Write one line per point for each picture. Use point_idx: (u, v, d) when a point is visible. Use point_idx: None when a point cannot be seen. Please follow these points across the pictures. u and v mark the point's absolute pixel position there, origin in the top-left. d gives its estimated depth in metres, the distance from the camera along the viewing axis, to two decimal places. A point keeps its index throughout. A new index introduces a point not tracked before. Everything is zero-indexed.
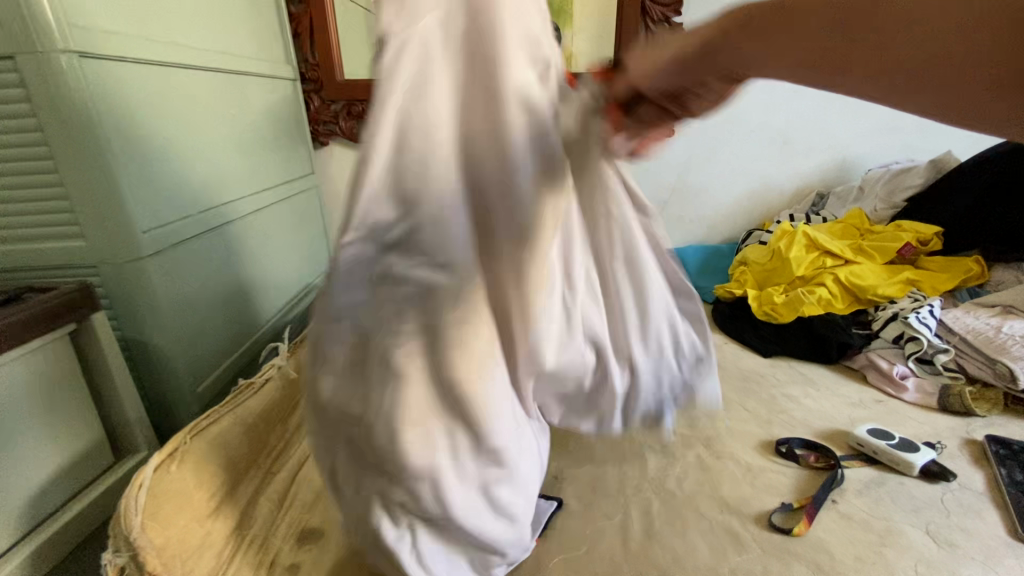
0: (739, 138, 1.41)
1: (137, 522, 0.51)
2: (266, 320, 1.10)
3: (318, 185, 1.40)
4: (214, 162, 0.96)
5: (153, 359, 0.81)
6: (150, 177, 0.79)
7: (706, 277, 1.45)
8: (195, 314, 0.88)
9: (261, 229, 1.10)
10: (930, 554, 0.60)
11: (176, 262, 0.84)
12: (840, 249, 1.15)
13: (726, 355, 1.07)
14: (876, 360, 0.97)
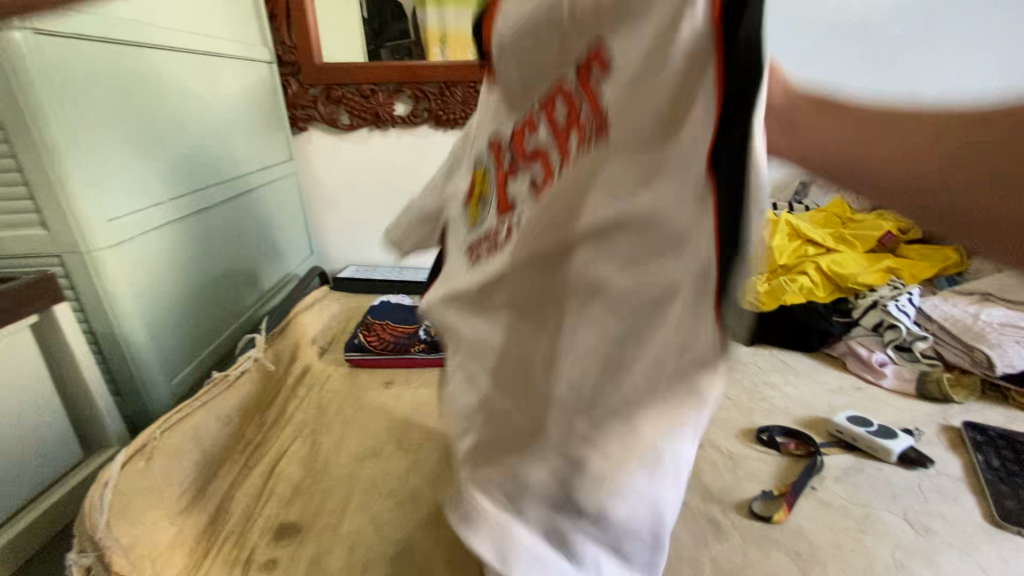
0: None
1: (102, 522, 0.50)
2: (242, 312, 1.07)
3: (296, 171, 1.36)
4: (183, 147, 0.92)
5: (121, 352, 0.77)
6: (112, 162, 0.76)
7: None
8: (166, 305, 0.85)
9: (235, 218, 1.07)
10: (907, 539, 0.61)
11: (144, 251, 0.81)
12: (823, 237, 1.15)
13: None
14: (856, 348, 0.98)
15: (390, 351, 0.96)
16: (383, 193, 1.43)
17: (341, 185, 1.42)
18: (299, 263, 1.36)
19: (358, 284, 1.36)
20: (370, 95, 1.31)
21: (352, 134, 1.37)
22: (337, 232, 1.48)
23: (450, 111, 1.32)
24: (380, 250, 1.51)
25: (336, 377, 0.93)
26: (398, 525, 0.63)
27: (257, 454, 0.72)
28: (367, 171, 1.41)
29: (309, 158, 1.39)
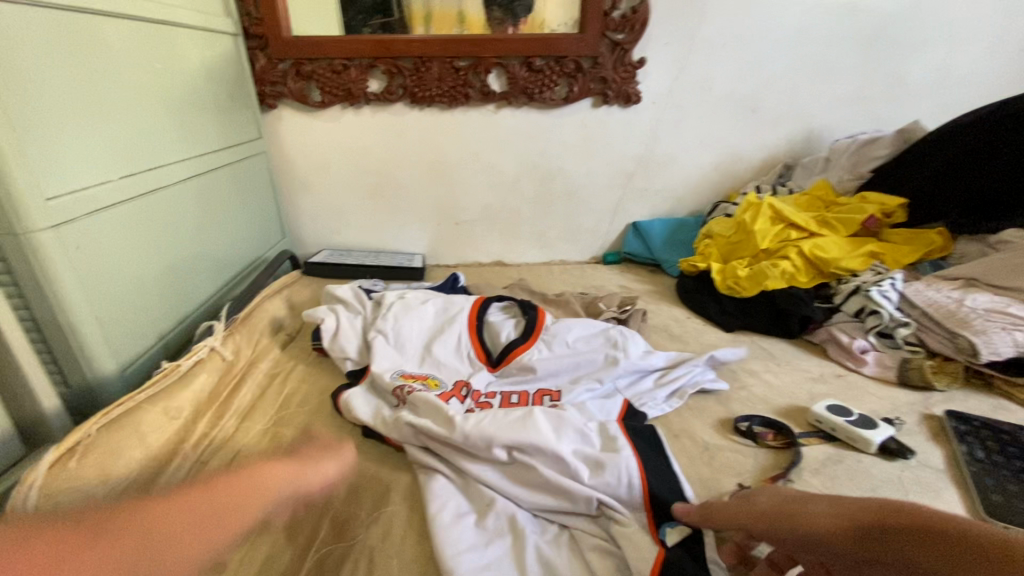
0: (709, 108, 1.36)
1: (27, 519, 0.48)
2: (204, 299, 1.03)
3: (266, 151, 1.30)
4: (135, 123, 0.86)
5: (66, 341, 0.73)
6: (50, 136, 0.70)
7: (671, 250, 1.43)
8: (118, 292, 0.80)
9: (198, 198, 1.02)
10: None
11: (92, 234, 0.75)
12: (806, 221, 1.12)
13: (688, 331, 1.05)
14: (837, 334, 0.96)
15: None
16: (357, 175, 1.38)
17: (313, 167, 1.37)
18: (269, 247, 1.31)
19: (331, 270, 1.32)
20: (341, 71, 1.24)
21: (323, 113, 1.31)
22: (309, 216, 1.43)
23: (426, 88, 1.26)
24: (355, 235, 1.46)
25: (303, 367, 0.89)
26: (360, 527, 0.60)
27: (214, 448, 0.68)
28: (340, 152, 1.35)
29: (279, 137, 1.32)
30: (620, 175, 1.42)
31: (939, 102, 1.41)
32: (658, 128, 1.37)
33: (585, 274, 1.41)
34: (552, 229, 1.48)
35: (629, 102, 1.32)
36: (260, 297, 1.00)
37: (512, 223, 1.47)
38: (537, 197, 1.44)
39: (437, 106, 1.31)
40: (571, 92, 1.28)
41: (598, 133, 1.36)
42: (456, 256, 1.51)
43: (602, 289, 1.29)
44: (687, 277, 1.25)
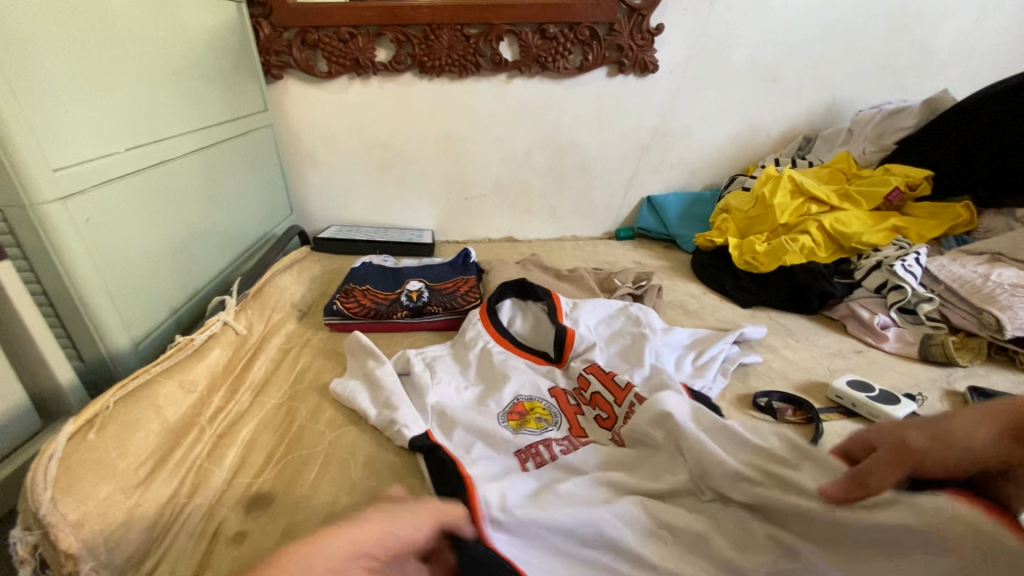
0: (728, 78, 1.32)
1: (46, 498, 0.46)
2: (214, 274, 1.02)
3: (273, 123, 1.27)
4: (141, 93, 0.84)
5: (79, 314, 0.72)
6: (56, 105, 0.68)
7: (686, 225, 1.40)
8: (128, 266, 0.79)
9: (206, 171, 1.00)
10: None
11: (99, 206, 0.74)
12: (827, 195, 1.10)
13: (704, 306, 1.03)
14: (857, 310, 0.94)
15: (370, 318, 0.93)
16: (366, 148, 1.35)
17: (320, 140, 1.34)
18: (277, 224, 1.30)
19: (341, 245, 1.31)
20: (349, 39, 1.20)
21: (330, 83, 1.27)
22: (318, 191, 1.41)
23: (435, 57, 1.22)
24: (364, 209, 1.44)
25: (316, 342, 0.89)
26: None
27: (230, 422, 0.68)
28: (348, 124, 1.32)
29: (285, 110, 1.29)
30: (634, 148, 1.39)
31: (965, 71, 1.35)
32: (675, 99, 1.33)
33: (597, 250, 1.38)
34: (564, 203, 1.46)
35: (645, 71, 1.27)
36: (269, 273, 1.00)
37: (523, 197, 1.44)
38: (549, 170, 1.41)
39: (446, 76, 1.27)
40: (585, 60, 1.24)
41: (613, 104, 1.32)
42: (466, 231, 1.49)
43: (616, 264, 1.27)
44: (702, 252, 1.23)
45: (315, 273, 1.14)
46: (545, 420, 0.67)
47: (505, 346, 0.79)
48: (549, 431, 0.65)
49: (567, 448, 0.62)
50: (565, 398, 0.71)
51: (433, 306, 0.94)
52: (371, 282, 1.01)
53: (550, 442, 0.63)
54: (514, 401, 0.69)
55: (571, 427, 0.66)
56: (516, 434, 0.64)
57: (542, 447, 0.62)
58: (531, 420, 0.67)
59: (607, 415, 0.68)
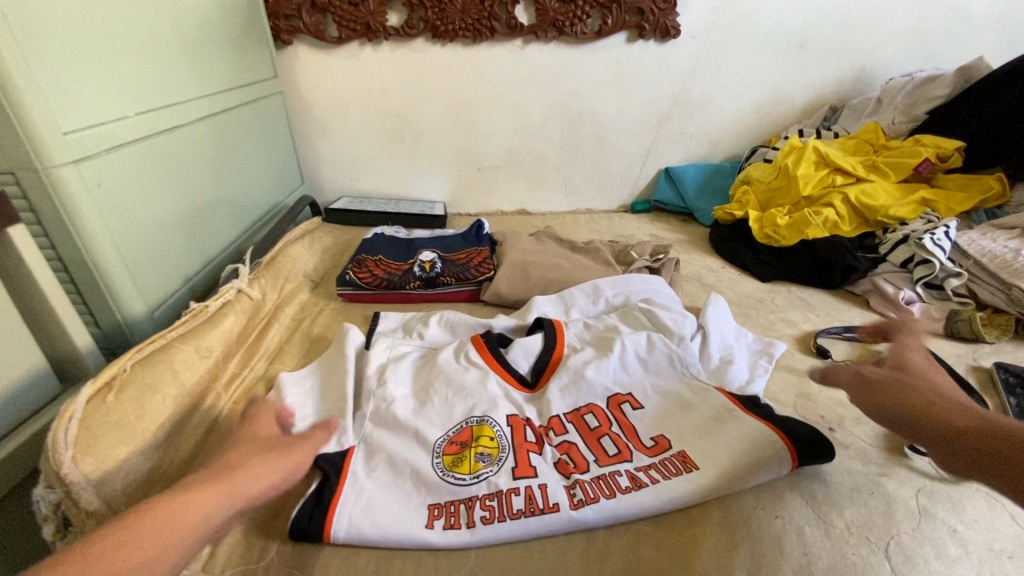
0: (753, 43, 1.27)
1: (68, 458, 0.46)
2: (227, 243, 1.02)
3: (283, 89, 1.25)
4: (149, 55, 0.82)
5: (94, 280, 0.72)
6: (65, 65, 0.67)
7: (705, 199, 1.36)
8: (140, 232, 0.78)
9: (215, 138, 0.98)
10: (932, 483, 0.56)
11: (110, 169, 0.73)
12: (853, 166, 1.07)
13: (722, 280, 1.01)
14: (881, 285, 0.91)
15: (384, 289, 0.93)
16: (378, 117, 1.33)
17: (332, 109, 1.31)
18: (289, 195, 1.29)
19: (353, 216, 1.29)
20: (359, 2, 1.16)
21: (341, 49, 1.24)
22: (329, 161, 1.39)
23: (448, 21, 1.18)
24: (375, 182, 1.42)
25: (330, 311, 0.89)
26: None
27: (246, 388, 0.69)
28: (359, 92, 1.29)
29: (295, 76, 1.26)
30: (653, 118, 1.35)
31: (1004, 36, 1.28)
32: (697, 67, 1.29)
33: (612, 223, 1.36)
34: (579, 174, 1.43)
35: (666, 37, 1.23)
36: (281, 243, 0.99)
37: (537, 169, 1.41)
38: (564, 140, 1.37)
39: (459, 42, 1.23)
40: (604, 24, 1.20)
41: (631, 71, 1.28)
42: (479, 203, 1.47)
43: (632, 238, 1.25)
44: (721, 226, 1.21)
45: (328, 244, 1.14)
46: (486, 459, 0.55)
47: (488, 364, 0.67)
48: (484, 476, 0.53)
49: (491, 516, 0.50)
50: (522, 432, 0.59)
51: (446, 277, 0.93)
52: (383, 252, 1.00)
53: (476, 502, 0.52)
54: (460, 425, 0.59)
55: (516, 466, 0.55)
56: (441, 476, 0.53)
57: (466, 504, 0.51)
58: (466, 461, 0.55)
59: (574, 461, 0.55)
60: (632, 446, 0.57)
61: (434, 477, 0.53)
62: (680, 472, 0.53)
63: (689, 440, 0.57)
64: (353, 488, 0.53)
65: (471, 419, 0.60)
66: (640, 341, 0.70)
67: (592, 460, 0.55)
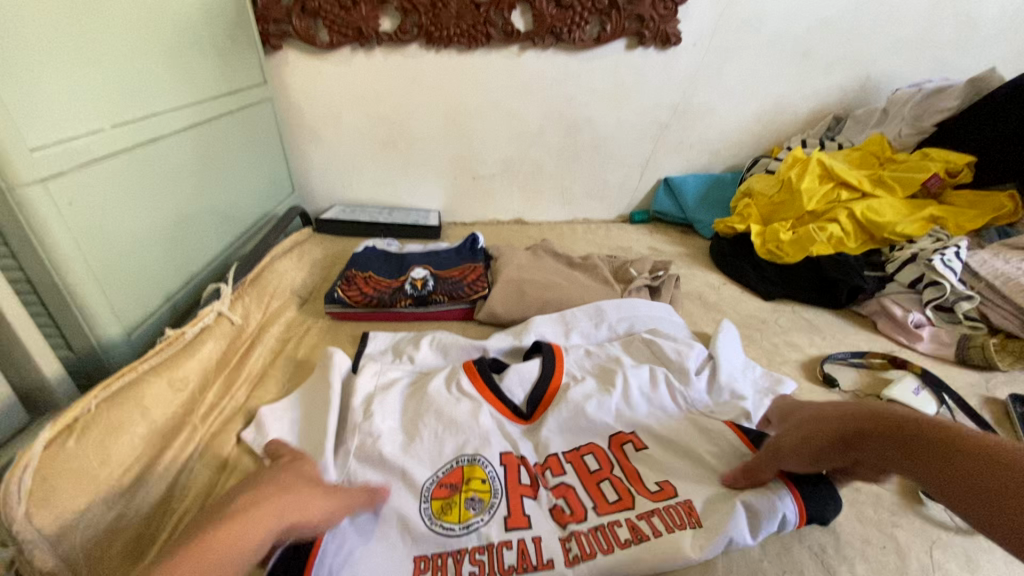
0: (756, 52, 1.23)
1: (21, 514, 0.43)
2: (212, 258, 0.98)
3: (272, 96, 1.21)
4: (127, 63, 0.78)
5: (66, 304, 0.68)
6: (32, 77, 0.63)
7: (705, 210, 1.33)
8: (117, 251, 0.75)
9: (199, 149, 0.94)
10: (948, 533, 0.54)
11: (84, 188, 0.69)
12: (859, 180, 1.04)
13: (724, 299, 0.98)
14: (889, 307, 0.88)
15: (373, 307, 0.89)
16: (370, 124, 1.29)
17: (323, 116, 1.27)
18: (278, 204, 1.25)
19: (344, 227, 1.26)
20: (351, 7, 1.12)
21: (333, 55, 1.20)
22: (320, 169, 1.35)
23: (443, 27, 1.15)
24: (368, 190, 1.39)
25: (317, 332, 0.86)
26: None
27: (224, 420, 0.65)
28: (351, 99, 1.25)
29: (285, 82, 1.22)
30: (653, 126, 1.32)
31: (1012, 46, 1.25)
32: (698, 75, 1.25)
33: (610, 234, 1.33)
34: (577, 183, 1.39)
35: (667, 44, 1.19)
36: (267, 258, 0.96)
37: (534, 177, 1.38)
38: (562, 149, 1.34)
39: (454, 48, 1.19)
40: (603, 32, 1.16)
41: (631, 79, 1.25)
42: (474, 213, 1.43)
43: (630, 251, 1.22)
44: (722, 239, 1.18)
45: (317, 257, 1.11)
46: (477, 506, 0.52)
47: (481, 393, 0.64)
48: (474, 526, 0.50)
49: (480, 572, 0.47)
50: (516, 474, 0.56)
51: (438, 296, 0.90)
52: (374, 269, 0.96)
53: (465, 556, 0.48)
54: (450, 464, 0.56)
55: (508, 516, 0.51)
56: (428, 527, 0.50)
57: (456, 557, 0.48)
58: (456, 508, 0.52)
59: (571, 508, 0.53)
60: (634, 491, 0.54)
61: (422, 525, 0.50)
62: (683, 523, 0.49)
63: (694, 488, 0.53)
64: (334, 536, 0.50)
65: (462, 458, 0.57)
66: (643, 376, 0.66)
67: (591, 507, 0.53)
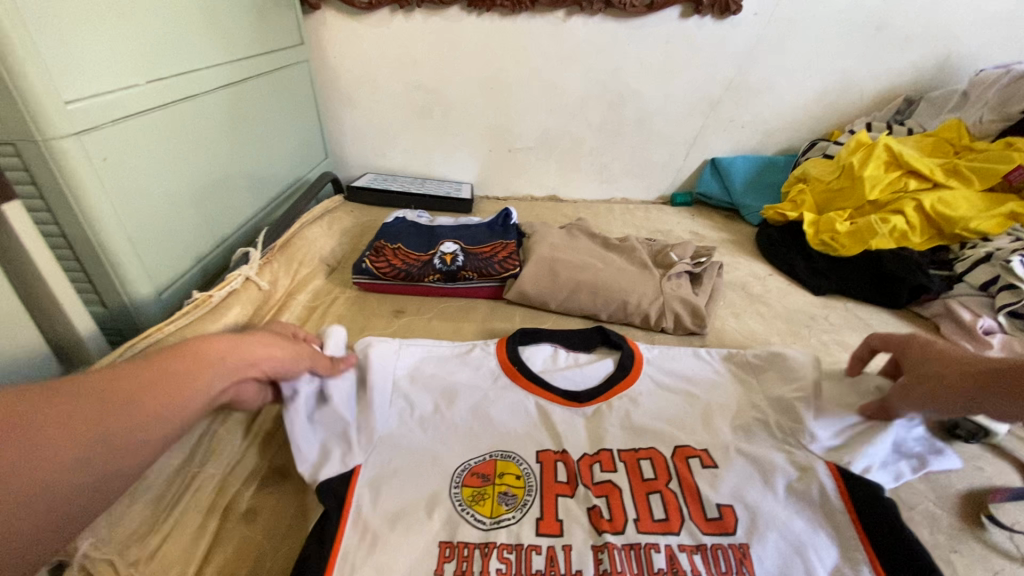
0: (823, 23, 1.13)
1: None
2: (243, 220, 0.98)
3: (309, 57, 1.18)
4: (162, 16, 0.76)
5: (100, 260, 0.68)
6: (66, 23, 0.61)
7: (753, 195, 1.25)
8: (150, 208, 0.74)
9: (234, 109, 0.93)
10: (1013, 565, 0.49)
11: (117, 143, 0.68)
12: (930, 169, 0.95)
13: (770, 291, 0.92)
14: (956, 310, 0.81)
15: (401, 280, 0.87)
16: (406, 91, 1.25)
17: (359, 81, 1.24)
18: (312, 169, 1.24)
19: (376, 197, 1.24)
20: None
21: (371, 15, 1.15)
22: (353, 134, 1.32)
23: None
24: (400, 159, 1.36)
25: (342, 301, 0.86)
26: None
27: None
28: (387, 63, 1.21)
29: (323, 45, 1.19)
30: (702, 103, 1.24)
31: None
32: (757, 48, 1.16)
33: (649, 215, 1.27)
34: (617, 161, 1.33)
35: (725, 13, 1.10)
36: (299, 224, 0.95)
37: (572, 152, 1.32)
38: (604, 123, 1.27)
39: (497, 11, 1.14)
40: None
41: (683, 49, 1.17)
42: (508, 187, 1.39)
43: (670, 234, 1.16)
44: (770, 227, 1.10)
45: (348, 226, 1.09)
46: (509, 502, 0.52)
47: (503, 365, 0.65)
48: (505, 522, 0.50)
49: (507, 570, 0.46)
50: (553, 471, 0.55)
51: (468, 272, 0.87)
52: (404, 240, 0.94)
53: (492, 550, 0.48)
54: (483, 455, 0.56)
55: (540, 521, 0.50)
56: (459, 513, 0.50)
57: (481, 549, 0.48)
58: (488, 501, 0.52)
59: (612, 514, 0.51)
60: (687, 512, 0.51)
61: (450, 511, 0.50)
62: (734, 570, 0.46)
63: (745, 498, 0.52)
64: (354, 529, 0.48)
65: (498, 451, 0.56)
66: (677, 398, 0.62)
67: (632, 519, 0.50)
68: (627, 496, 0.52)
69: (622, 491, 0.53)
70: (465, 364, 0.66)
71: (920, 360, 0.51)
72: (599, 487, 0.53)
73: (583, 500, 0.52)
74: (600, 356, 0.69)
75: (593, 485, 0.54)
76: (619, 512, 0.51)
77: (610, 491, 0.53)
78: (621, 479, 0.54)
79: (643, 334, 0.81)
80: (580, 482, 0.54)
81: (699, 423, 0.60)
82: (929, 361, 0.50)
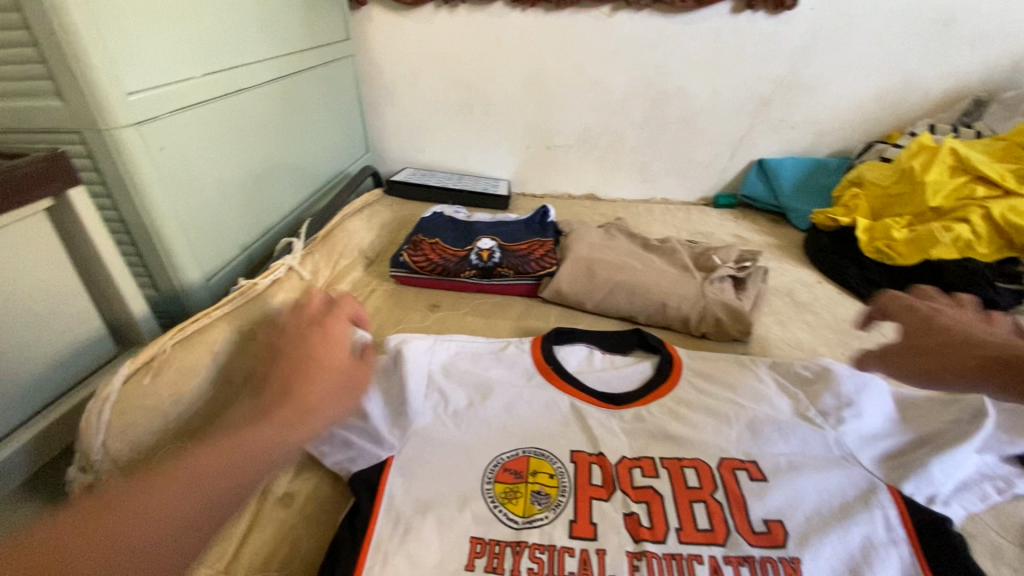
0: (886, 18, 1.07)
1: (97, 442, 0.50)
2: (287, 211, 1.00)
3: (354, 52, 1.20)
4: (218, 10, 0.78)
5: (154, 246, 0.71)
6: (129, 18, 0.63)
7: (802, 199, 1.20)
8: (201, 197, 0.77)
9: (282, 102, 0.95)
10: None
11: (173, 133, 0.70)
12: (1001, 175, 0.88)
13: (818, 299, 0.88)
14: None
15: (438, 275, 0.88)
16: (447, 87, 1.26)
17: (402, 76, 1.25)
18: (353, 162, 1.26)
19: (415, 191, 1.25)
20: None
21: (415, 11, 1.16)
22: (394, 128, 1.34)
23: None
24: (439, 154, 1.36)
25: (379, 294, 0.87)
26: None
27: None
28: (430, 58, 1.22)
29: (368, 40, 1.21)
30: (750, 102, 1.19)
31: None
32: (812, 45, 1.11)
33: (690, 217, 1.24)
34: (658, 160, 1.30)
35: (780, 8, 1.06)
36: (340, 216, 0.97)
37: (612, 150, 1.30)
38: (646, 121, 1.25)
39: (541, 7, 1.13)
40: None
41: (732, 46, 1.13)
42: (545, 185, 1.38)
43: (712, 237, 1.13)
44: (819, 232, 1.06)
45: (387, 219, 1.11)
46: (542, 501, 0.51)
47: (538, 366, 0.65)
48: (538, 522, 0.49)
49: (539, 570, 0.46)
50: (588, 473, 0.54)
51: (503, 269, 0.86)
52: (442, 235, 0.94)
53: (525, 549, 0.47)
54: (517, 452, 0.55)
55: (574, 524, 0.49)
56: (493, 510, 0.50)
57: (513, 548, 0.47)
58: (522, 500, 0.51)
59: (651, 522, 0.49)
60: (731, 524, 0.49)
61: (485, 507, 0.50)
62: None
63: (794, 514, 0.49)
64: (387, 520, 0.49)
65: (532, 448, 0.56)
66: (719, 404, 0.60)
67: (673, 528, 0.49)
68: (667, 505, 0.51)
69: (663, 499, 0.51)
70: (499, 362, 0.65)
71: (921, 330, 0.51)
72: (638, 492, 0.52)
73: (620, 505, 0.51)
74: (636, 360, 0.68)
75: (631, 490, 0.52)
76: (658, 520, 0.50)
77: (648, 498, 0.51)
78: (663, 488, 0.52)
79: (681, 338, 0.79)
80: (618, 486, 0.52)
81: (739, 433, 0.58)
82: (932, 333, 0.50)
